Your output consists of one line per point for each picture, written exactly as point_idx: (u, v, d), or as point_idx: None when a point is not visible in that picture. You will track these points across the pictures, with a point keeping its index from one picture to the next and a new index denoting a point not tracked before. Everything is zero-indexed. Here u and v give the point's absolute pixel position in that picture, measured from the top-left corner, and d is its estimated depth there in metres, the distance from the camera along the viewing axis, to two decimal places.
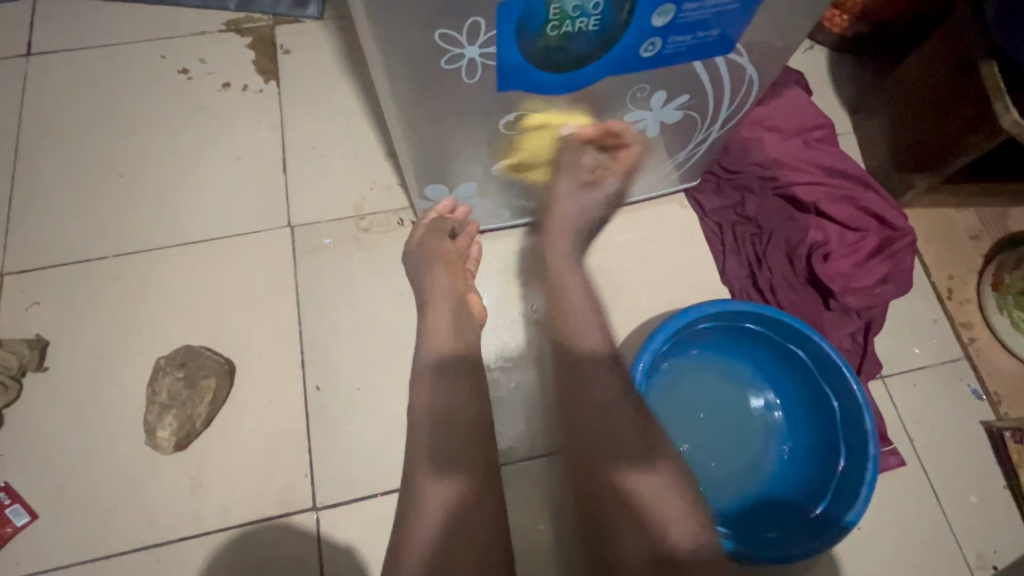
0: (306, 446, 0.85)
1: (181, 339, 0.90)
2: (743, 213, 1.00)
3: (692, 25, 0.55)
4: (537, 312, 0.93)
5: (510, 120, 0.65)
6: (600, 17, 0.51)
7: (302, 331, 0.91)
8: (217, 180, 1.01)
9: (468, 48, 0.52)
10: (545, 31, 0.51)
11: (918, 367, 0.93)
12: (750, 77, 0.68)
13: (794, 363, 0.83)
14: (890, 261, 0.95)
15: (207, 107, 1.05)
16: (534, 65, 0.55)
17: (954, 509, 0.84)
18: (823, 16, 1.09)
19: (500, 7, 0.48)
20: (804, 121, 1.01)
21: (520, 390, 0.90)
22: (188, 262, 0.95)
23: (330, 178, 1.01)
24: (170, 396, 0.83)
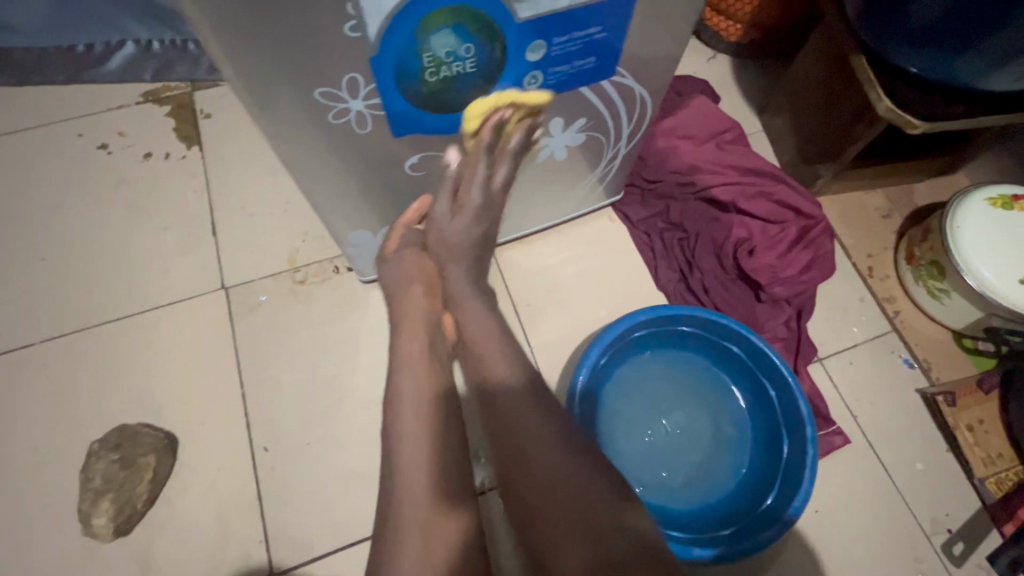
0: (259, 511, 0.83)
1: (119, 417, 0.87)
2: (669, 220, 1.04)
3: (567, 56, 0.59)
4: None
5: (415, 161, 0.68)
6: (475, 59, 0.54)
7: (245, 393, 0.89)
8: (145, 250, 0.99)
9: (352, 101, 0.54)
10: (424, 78, 0.53)
11: (852, 345, 0.96)
12: (641, 95, 0.72)
13: (732, 360, 0.85)
14: (811, 249, 0.99)
15: (130, 180, 1.05)
16: (422, 109, 0.57)
17: (904, 478, 0.87)
18: (719, 26, 1.17)
19: (374, 62, 0.50)
20: (713, 125, 1.06)
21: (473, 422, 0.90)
22: (120, 337, 0.92)
23: (261, 235, 1.01)
24: (105, 480, 0.79)
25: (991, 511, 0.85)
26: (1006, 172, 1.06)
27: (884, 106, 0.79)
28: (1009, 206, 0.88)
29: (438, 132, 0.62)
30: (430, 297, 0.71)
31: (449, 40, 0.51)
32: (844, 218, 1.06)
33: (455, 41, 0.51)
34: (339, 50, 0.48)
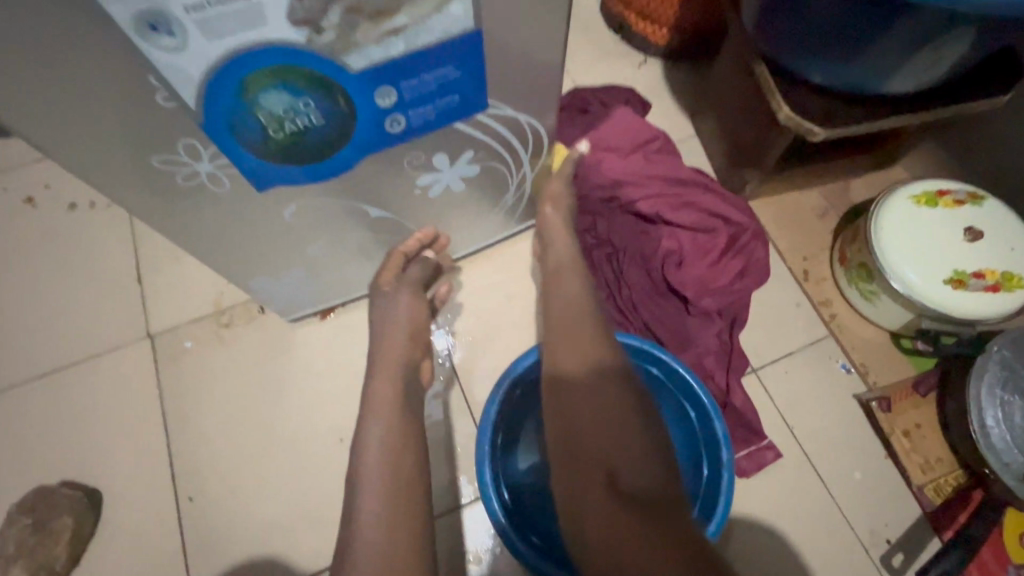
0: (185, 563, 0.82)
1: (47, 476, 0.87)
2: (597, 236, 1.01)
3: (423, 97, 0.57)
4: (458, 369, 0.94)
5: (293, 210, 0.66)
6: (319, 111, 0.53)
7: (170, 442, 0.89)
8: (70, 303, 0.99)
9: (198, 163, 0.53)
10: (268, 134, 0.52)
11: (787, 354, 0.94)
12: (527, 123, 0.70)
13: (655, 381, 0.84)
14: (740, 256, 0.97)
15: (56, 232, 1.04)
16: (279, 164, 0.56)
17: (841, 489, 0.85)
18: (646, 31, 1.15)
19: (205, 126, 0.49)
20: (638, 136, 1.04)
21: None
22: (45, 394, 0.92)
23: (186, 279, 1.00)
24: (18, 547, 0.79)
25: (930, 520, 0.82)
26: (940, 165, 1.03)
27: (783, 115, 0.77)
28: (932, 203, 0.86)
29: (308, 182, 0.61)
30: (412, 341, 0.74)
31: (283, 98, 0.50)
32: (780, 220, 1.04)
33: (290, 98, 0.50)
34: (162, 119, 0.48)
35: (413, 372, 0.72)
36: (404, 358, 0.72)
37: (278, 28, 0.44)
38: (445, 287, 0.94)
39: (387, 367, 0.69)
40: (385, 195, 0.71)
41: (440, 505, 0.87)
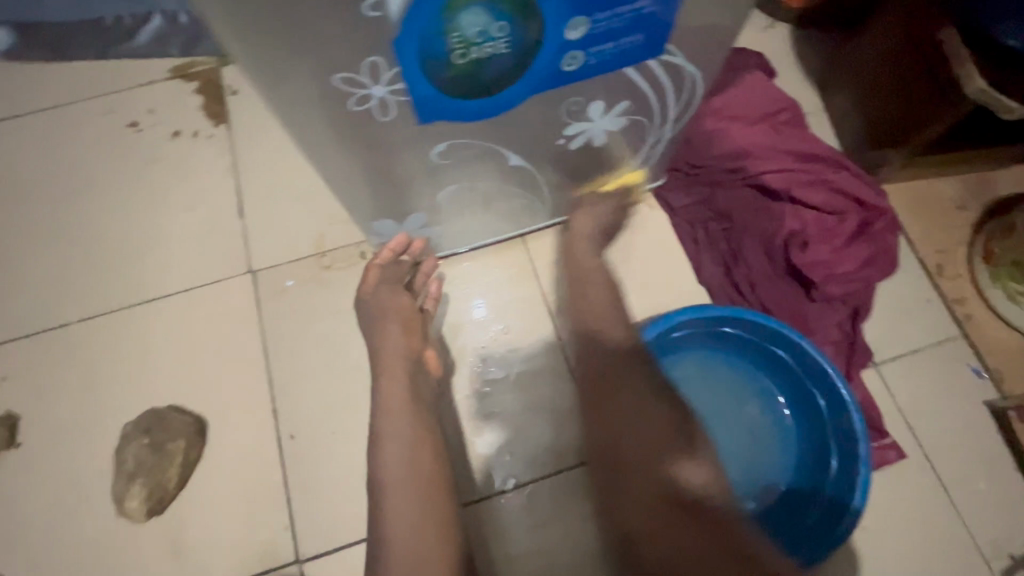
0: (284, 499, 0.82)
1: (153, 396, 0.88)
2: (714, 209, 0.95)
3: (610, 33, 0.52)
4: (551, 334, 0.92)
5: (441, 149, 0.63)
6: (509, 39, 0.48)
7: (270, 379, 0.88)
8: (172, 231, 0.99)
9: (372, 87, 0.50)
10: (452, 61, 0.49)
11: (913, 350, 0.88)
12: (690, 74, 0.65)
13: (780, 365, 0.79)
14: (872, 243, 0.90)
15: (159, 159, 1.04)
16: (450, 95, 0.53)
17: (965, 497, 0.80)
18: None
19: (395, 45, 0.46)
20: (768, 105, 0.97)
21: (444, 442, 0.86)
22: (150, 319, 0.93)
23: (287, 217, 0.99)
24: (137, 463, 0.81)
25: None
26: None
27: (977, 88, 0.72)
28: None
29: (469, 118, 0.57)
30: (407, 334, 0.77)
31: (480, 19, 0.45)
32: (915, 208, 0.96)
33: (486, 20, 0.46)
34: (356, 32, 0.44)
35: (415, 364, 0.76)
36: (404, 354, 0.75)
37: None
38: (435, 285, 0.89)
39: (391, 365, 0.73)
40: (530, 140, 0.67)
41: (472, 492, 0.84)
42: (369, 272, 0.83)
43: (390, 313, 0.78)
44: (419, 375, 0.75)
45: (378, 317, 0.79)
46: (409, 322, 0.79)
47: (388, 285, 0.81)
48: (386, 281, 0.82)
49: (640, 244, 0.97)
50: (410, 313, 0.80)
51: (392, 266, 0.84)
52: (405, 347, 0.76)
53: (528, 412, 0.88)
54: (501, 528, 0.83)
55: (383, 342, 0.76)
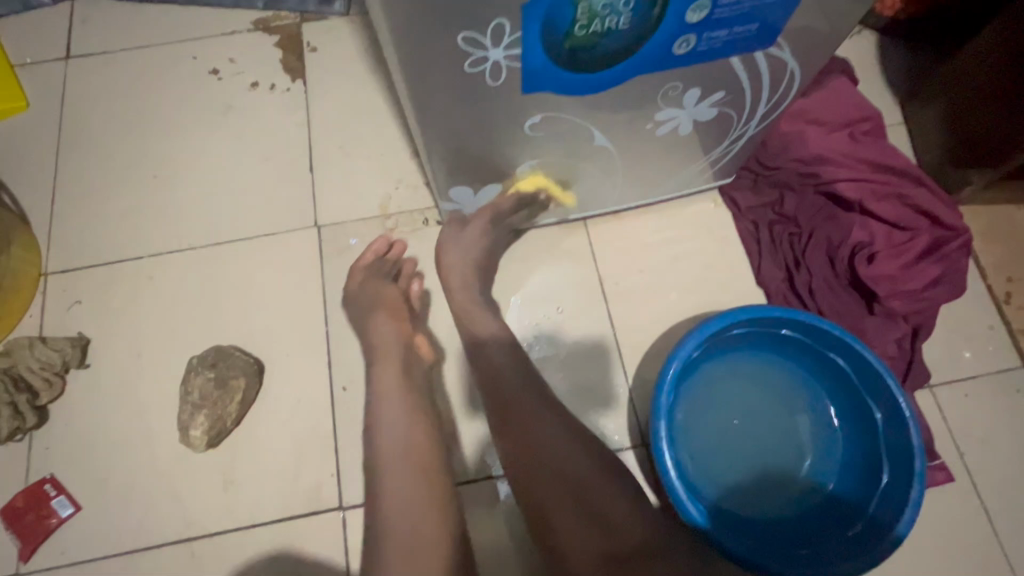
0: (333, 447, 0.85)
1: (217, 334, 0.92)
2: (781, 212, 0.95)
3: (729, 19, 0.52)
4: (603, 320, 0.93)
5: (536, 121, 0.63)
6: (632, 14, 0.49)
7: (328, 332, 0.91)
8: (243, 179, 1.01)
9: (491, 51, 0.51)
10: (573, 30, 0.49)
11: (969, 376, 0.88)
12: (791, 70, 0.64)
13: (836, 372, 0.78)
14: (942, 263, 0.88)
15: (237, 108, 1.06)
16: (561, 67, 0.53)
17: (1008, 527, 0.80)
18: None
19: (526, 8, 0.46)
20: (849, 112, 0.95)
21: (485, 411, 0.88)
22: (218, 262, 0.96)
23: (356, 177, 1.01)
24: (201, 396, 0.84)
25: None
26: None
27: None
28: None
29: (571, 93, 0.58)
30: (396, 321, 0.83)
31: None
32: (989, 233, 0.94)
33: None
34: None
35: (408, 350, 0.82)
36: (397, 338, 0.81)
37: None
38: (418, 283, 0.91)
39: (386, 351, 0.80)
40: (621, 120, 0.67)
41: None
42: (354, 272, 0.89)
43: (380, 304, 0.84)
44: (410, 358, 0.81)
45: (370, 305, 0.84)
46: (398, 312, 0.84)
47: (375, 279, 0.87)
48: (373, 275, 0.88)
49: (701, 240, 0.97)
50: (398, 305, 0.85)
51: (376, 266, 0.90)
52: (395, 331, 0.82)
53: (575, 394, 0.89)
54: (503, 511, 0.84)
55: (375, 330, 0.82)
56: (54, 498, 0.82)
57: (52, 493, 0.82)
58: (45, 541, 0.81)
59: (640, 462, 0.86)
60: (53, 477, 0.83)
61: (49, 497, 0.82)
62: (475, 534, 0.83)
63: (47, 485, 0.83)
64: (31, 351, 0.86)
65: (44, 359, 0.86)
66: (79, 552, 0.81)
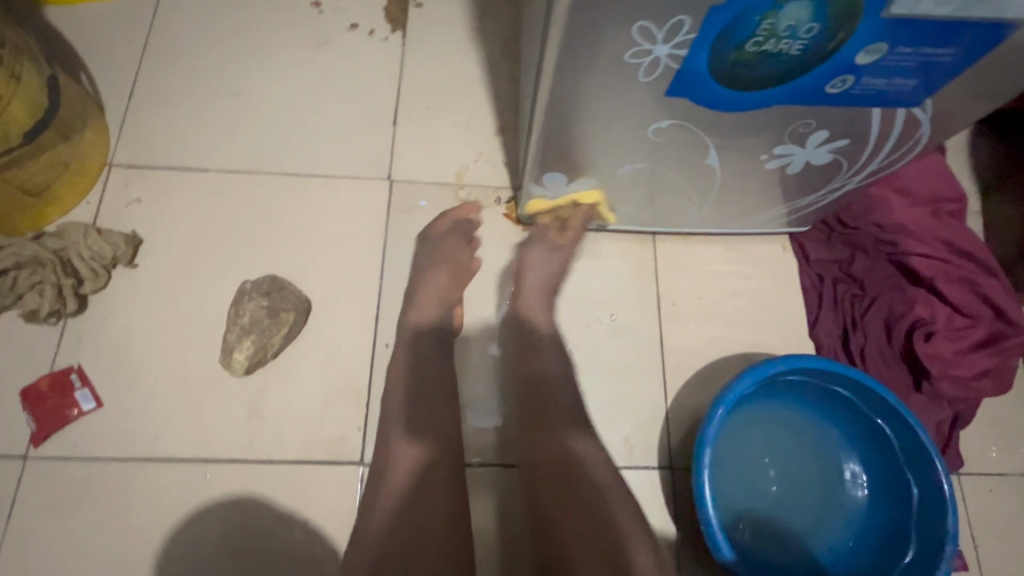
0: (364, 401, 0.84)
1: (269, 263, 0.90)
2: (848, 272, 0.95)
3: (894, 69, 0.52)
4: (653, 338, 0.92)
5: (663, 125, 0.62)
6: (808, 43, 0.48)
7: (381, 286, 0.90)
8: (324, 117, 1.00)
9: (657, 45, 0.50)
10: (745, 46, 0.49)
11: (996, 472, 0.88)
12: (921, 134, 0.64)
13: (881, 440, 0.78)
14: (996, 357, 0.89)
15: (331, 45, 1.05)
16: (715, 79, 0.53)
17: None
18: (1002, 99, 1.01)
19: (715, 11, 0.46)
20: (937, 190, 0.95)
21: None
22: (284, 192, 0.95)
23: (437, 140, 0.99)
24: (252, 321, 0.84)
25: None
26: None
27: None
28: None
29: (711, 106, 0.57)
30: (452, 283, 0.86)
31: (801, 14, 0.45)
32: None
33: (804, 17, 0.46)
34: None
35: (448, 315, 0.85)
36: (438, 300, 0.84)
37: None
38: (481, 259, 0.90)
39: (426, 300, 0.84)
40: (741, 144, 0.67)
41: None
42: (436, 225, 0.91)
43: (440, 261, 0.87)
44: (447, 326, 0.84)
45: (433, 257, 0.88)
46: (458, 276, 0.87)
47: (449, 236, 0.90)
48: (452, 235, 0.90)
49: (762, 281, 0.97)
50: (460, 265, 0.88)
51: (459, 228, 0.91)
52: (444, 290, 0.85)
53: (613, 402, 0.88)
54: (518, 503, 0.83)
55: (427, 283, 0.86)
56: (77, 389, 0.81)
57: (77, 383, 0.81)
58: (61, 429, 0.79)
59: (663, 483, 0.85)
60: (80, 367, 0.82)
61: (73, 386, 0.81)
62: (482, 518, 0.82)
63: (73, 375, 0.81)
64: (85, 239, 0.84)
65: (96, 250, 0.85)
66: (91, 449, 0.79)
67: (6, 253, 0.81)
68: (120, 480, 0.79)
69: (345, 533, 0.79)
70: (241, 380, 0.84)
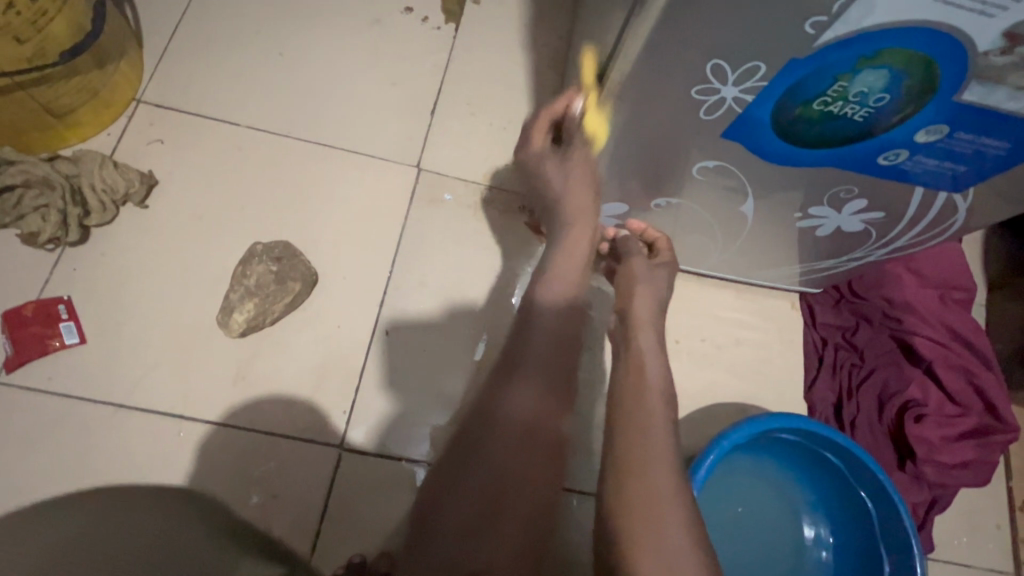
0: (355, 383, 0.82)
1: (283, 230, 0.88)
2: (851, 340, 0.95)
3: (947, 151, 0.53)
4: None
5: (709, 166, 0.62)
6: (874, 110, 0.49)
7: (392, 272, 0.89)
8: (363, 93, 0.99)
9: (727, 86, 0.50)
10: (813, 102, 0.49)
11: (962, 563, 0.89)
12: (955, 218, 0.65)
13: (857, 510, 0.78)
14: (978, 450, 0.89)
15: (383, 23, 1.04)
16: (774, 129, 0.53)
17: None
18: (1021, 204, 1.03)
19: (793, 63, 0.45)
20: (948, 276, 0.97)
21: None
22: (311, 160, 0.93)
23: (472, 137, 0.99)
24: (258, 284, 0.81)
25: None
26: None
27: None
28: None
29: (763, 155, 0.58)
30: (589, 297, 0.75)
31: (875, 82, 0.46)
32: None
33: (878, 85, 0.46)
34: (777, 35, 0.43)
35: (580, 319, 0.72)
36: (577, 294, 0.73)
37: (987, 28, 0.41)
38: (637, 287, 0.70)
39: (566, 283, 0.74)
40: (780, 198, 0.67)
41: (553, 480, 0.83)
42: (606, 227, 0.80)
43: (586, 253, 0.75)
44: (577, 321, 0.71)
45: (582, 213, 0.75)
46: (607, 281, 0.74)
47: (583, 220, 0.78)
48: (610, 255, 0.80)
49: (767, 335, 0.97)
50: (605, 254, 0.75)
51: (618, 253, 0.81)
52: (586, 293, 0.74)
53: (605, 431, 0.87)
54: None
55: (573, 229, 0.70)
56: (63, 321, 0.78)
57: (63, 315, 0.78)
58: (38, 359, 0.76)
59: None
60: (69, 300, 0.79)
61: (59, 318, 0.78)
62: None
63: (60, 306, 0.79)
64: (100, 170, 0.82)
65: (110, 183, 0.82)
66: (66, 384, 0.76)
67: (15, 169, 0.77)
68: (89, 423, 0.76)
69: (311, 517, 0.76)
70: (233, 344, 0.82)
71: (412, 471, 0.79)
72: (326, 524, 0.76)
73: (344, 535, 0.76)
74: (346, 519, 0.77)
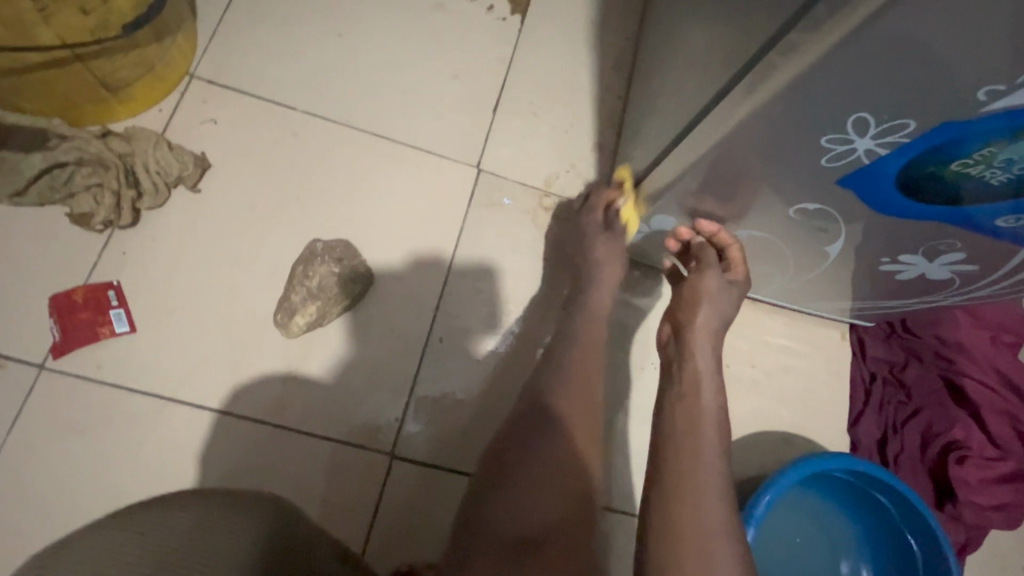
0: (407, 389, 0.80)
1: (338, 224, 0.85)
2: (899, 377, 0.95)
3: None
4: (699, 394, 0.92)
5: (809, 209, 0.60)
6: (1015, 177, 0.47)
7: (447, 276, 0.86)
8: (424, 82, 0.94)
9: (862, 140, 0.47)
10: (952, 163, 0.47)
11: None
12: None
13: (902, 553, 0.79)
14: (1017, 494, 0.89)
15: (447, 9, 0.99)
16: (897, 182, 0.51)
17: None
18: None
19: (947, 124, 0.43)
20: (1004, 319, 0.95)
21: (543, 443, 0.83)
22: (367, 151, 0.89)
23: (534, 139, 0.95)
24: (320, 288, 0.78)
25: None
26: None
27: None
28: None
29: (874, 204, 0.56)
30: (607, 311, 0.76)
31: None
32: None
33: None
34: (937, 99, 0.41)
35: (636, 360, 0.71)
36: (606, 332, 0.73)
37: None
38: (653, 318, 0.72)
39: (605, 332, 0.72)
40: (873, 243, 0.65)
41: (607, 500, 0.82)
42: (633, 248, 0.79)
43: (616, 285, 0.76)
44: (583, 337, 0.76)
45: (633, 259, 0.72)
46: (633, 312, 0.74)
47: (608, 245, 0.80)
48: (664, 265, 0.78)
49: (815, 364, 0.97)
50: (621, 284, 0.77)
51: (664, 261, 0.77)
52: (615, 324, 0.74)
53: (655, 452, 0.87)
54: None
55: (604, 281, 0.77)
56: (113, 309, 0.76)
57: (113, 302, 0.76)
58: (85, 346, 0.74)
59: None
60: (119, 286, 0.77)
61: (109, 304, 0.76)
62: None
63: (110, 292, 0.76)
64: (154, 150, 0.79)
65: (163, 164, 0.79)
66: (114, 372, 0.74)
67: (69, 146, 0.76)
68: (137, 414, 0.74)
69: (358, 523, 0.75)
70: (283, 342, 0.79)
71: (461, 482, 0.78)
72: (375, 531, 0.75)
73: (389, 543, 0.75)
74: (393, 527, 0.75)
